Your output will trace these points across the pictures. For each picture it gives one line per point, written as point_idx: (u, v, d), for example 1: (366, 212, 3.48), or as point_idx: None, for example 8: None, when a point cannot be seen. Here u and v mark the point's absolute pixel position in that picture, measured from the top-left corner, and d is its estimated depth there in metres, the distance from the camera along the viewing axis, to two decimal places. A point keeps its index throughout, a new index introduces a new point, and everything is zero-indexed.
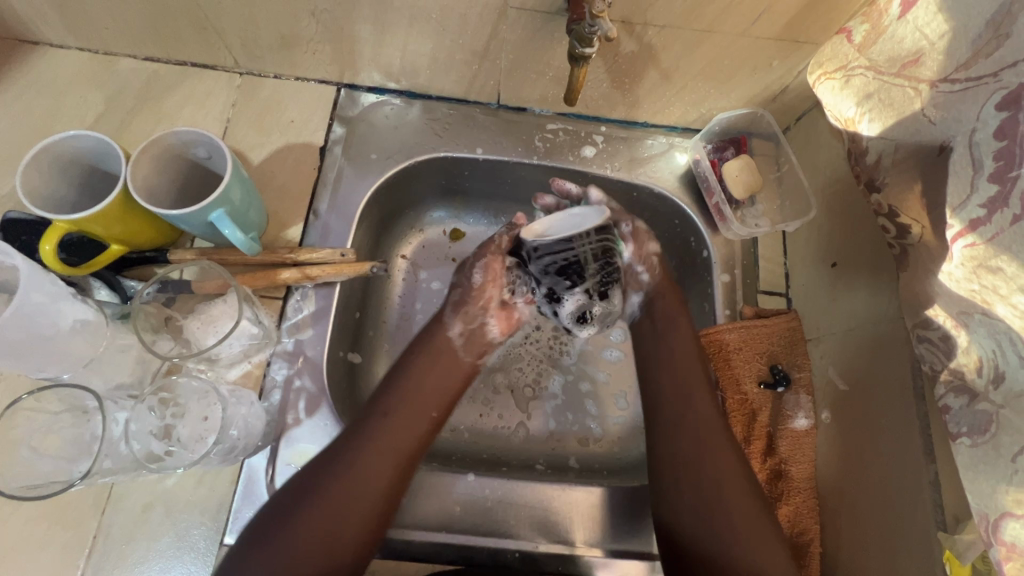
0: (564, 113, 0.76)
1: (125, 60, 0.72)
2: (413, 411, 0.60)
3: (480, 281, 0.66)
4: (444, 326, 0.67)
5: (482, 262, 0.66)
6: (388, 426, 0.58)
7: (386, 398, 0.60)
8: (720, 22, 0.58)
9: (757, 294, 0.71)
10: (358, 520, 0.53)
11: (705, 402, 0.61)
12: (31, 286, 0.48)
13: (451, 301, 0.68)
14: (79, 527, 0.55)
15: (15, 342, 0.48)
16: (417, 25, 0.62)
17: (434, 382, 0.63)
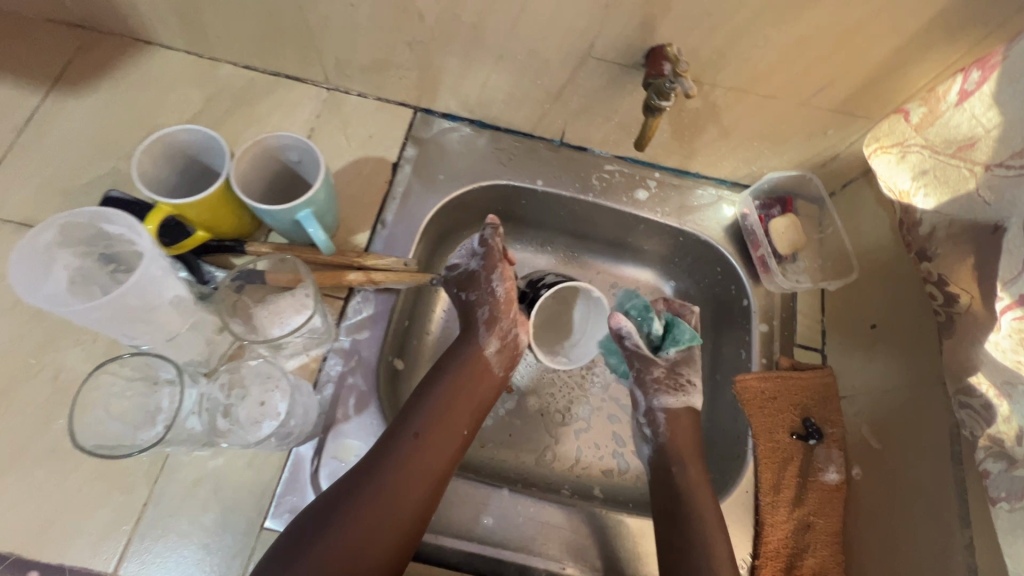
0: (622, 156, 0.81)
1: (226, 65, 0.79)
2: (443, 434, 0.62)
3: (504, 293, 0.70)
4: (478, 344, 0.69)
5: (498, 271, 0.70)
6: (413, 448, 0.59)
7: (414, 418, 0.62)
8: (783, 90, 0.63)
9: (794, 347, 0.73)
10: (389, 542, 0.55)
11: (706, 506, 0.63)
12: (153, 260, 0.48)
13: (482, 320, 0.70)
14: (132, 494, 0.58)
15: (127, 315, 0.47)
16: (502, 63, 0.68)
17: (473, 405, 0.65)
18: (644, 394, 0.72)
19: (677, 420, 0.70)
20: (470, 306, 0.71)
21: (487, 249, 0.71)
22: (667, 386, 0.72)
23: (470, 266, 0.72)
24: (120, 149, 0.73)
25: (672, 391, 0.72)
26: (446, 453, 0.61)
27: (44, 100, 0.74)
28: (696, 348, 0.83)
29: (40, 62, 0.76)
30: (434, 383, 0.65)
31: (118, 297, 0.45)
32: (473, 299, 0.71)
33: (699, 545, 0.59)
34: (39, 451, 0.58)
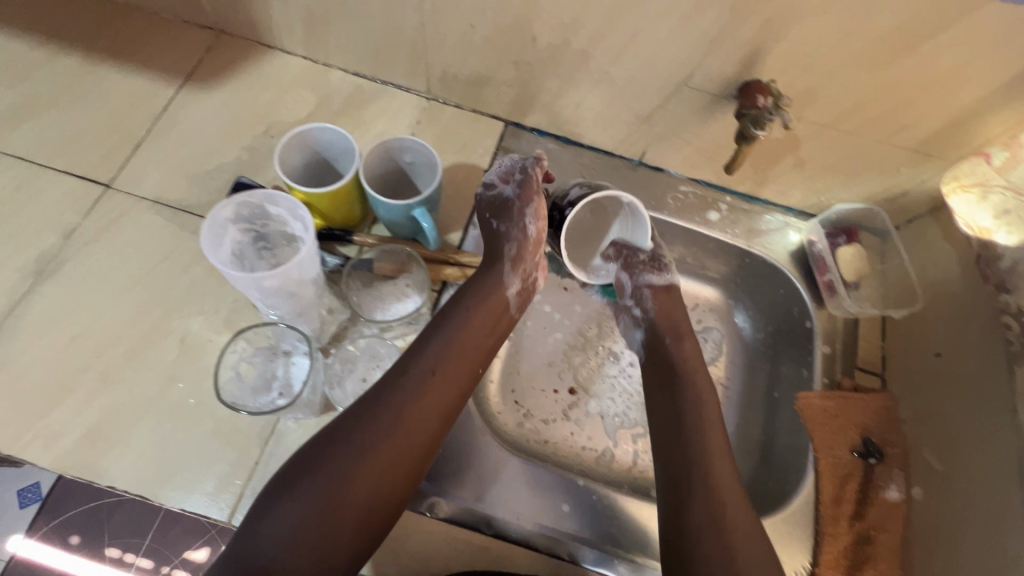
0: (696, 179, 0.86)
1: (337, 71, 0.86)
2: (457, 368, 0.60)
3: (535, 233, 0.71)
4: (502, 283, 0.68)
5: (533, 203, 0.71)
6: (426, 381, 0.58)
7: (427, 355, 0.60)
8: (866, 127, 0.67)
9: (855, 369, 0.77)
10: (400, 471, 0.54)
11: (714, 437, 0.63)
12: (310, 242, 0.52)
13: (509, 258, 0.69)
14: (245, 453, 0.63)
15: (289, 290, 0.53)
16: (600, 86, 0.74)
17: (484, 346, 0.64)
18: (627, 273, 0.77)
19: (666, 296, 0.76)
20: (499, 239, 0.71)
21: (525, 178, 0.72)
22: (650, 266, 0.76)
23: (507, 194, 0.72)
24: (241, 141, 0.80)
25: (654, 272, 0.76)
26: (457, 387, 0.60)
27: (177, 92, 0.82)
28: (754, 365, 0.85)
29: (175, 58, 0.84)
30: (451, 317, 0.64)
31: (280, 272, 0.50)
32: (503, 230, 0.71)
33: (702, 486, 0.59)
34: (165, 406, 0.64)
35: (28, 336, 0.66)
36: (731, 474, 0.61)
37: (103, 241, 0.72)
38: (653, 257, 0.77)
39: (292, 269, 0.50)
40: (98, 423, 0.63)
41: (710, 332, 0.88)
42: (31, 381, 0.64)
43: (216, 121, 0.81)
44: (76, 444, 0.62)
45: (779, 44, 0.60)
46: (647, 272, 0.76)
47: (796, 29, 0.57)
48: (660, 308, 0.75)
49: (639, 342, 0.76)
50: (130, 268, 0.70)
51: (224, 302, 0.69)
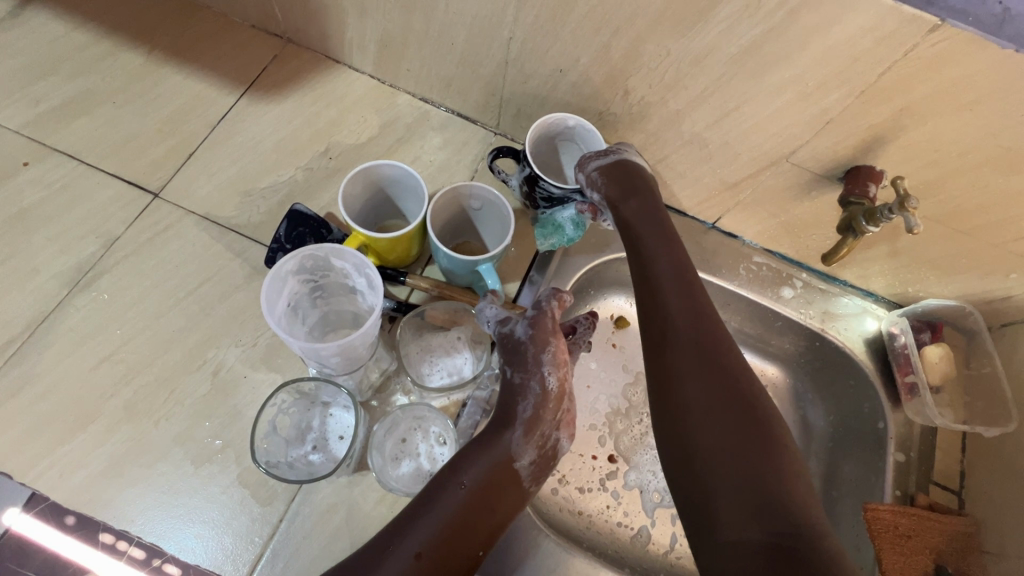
0: (771, 251, 0.80)
1: (404, 95, 0.82)
2: (460, 545, 0.48)
3: (557, 386, 0.54)
4: (510, 454, 0.53)
5: (553, 354, 0.55)
6: (410, 574, 0.45)
7: (416, 530, 0.47)
8: (982, 229, 0.61)
9: (930, 483, 0.70)
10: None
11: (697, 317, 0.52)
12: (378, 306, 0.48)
13: (522, 419, 0.53)
14: (270, 507, 0.58)
15: (349, 356, 0.49)
16: (688, 147, 0.68)
17: (484, 514, 0.50)
18: (578, 172, 0.66)
19: (623, 170, 0.63)
20: (512, 395, 0.55)
21: (539, 314, 0.57)
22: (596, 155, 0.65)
23: (521, 334, 0.56)
24: (297, 159, 0.76)
25: (600, 156, 0.65)
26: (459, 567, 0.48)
27: (238, 101, 0.78)
28: (812, 458, 0.80)
29: (239, 64, 0.80)
30: (449, 490, 0.50)
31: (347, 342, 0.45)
32: (519, 383, 0.55)
33: (700, 366, 0.49)
34: (191, 445, 0.60)
35: (59, 351, 0.62)
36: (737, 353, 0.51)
37: (146, 254, 0.68)
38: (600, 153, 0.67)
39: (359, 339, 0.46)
40: (118, 454, 0.59)
41: None
42: (57, 400, 0.60)
43: (274, 135, 0.77)
44: (95, 476, 0.58)
45: (907, 134, 0.54)
46: (597, 162, 0.64)
47: (931, 123, 0.52)
48: (623, 179, 0.62)
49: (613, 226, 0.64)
50: (170, 287, 0.66)
51: (263, 336, 0.65)
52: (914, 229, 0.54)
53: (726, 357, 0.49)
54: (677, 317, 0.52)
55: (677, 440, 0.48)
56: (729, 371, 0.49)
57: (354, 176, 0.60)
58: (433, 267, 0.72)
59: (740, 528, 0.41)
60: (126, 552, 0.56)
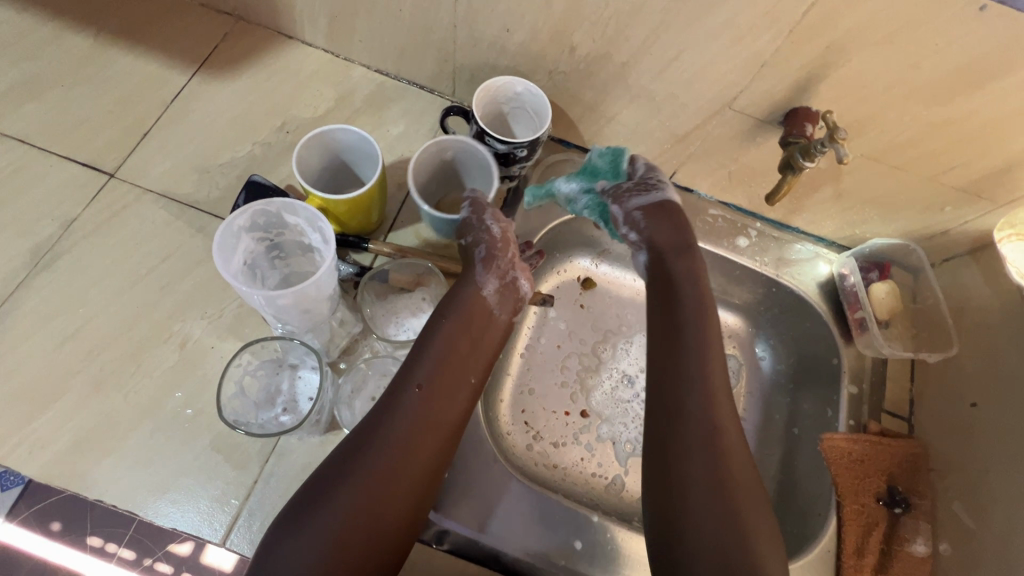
0: (726, 203, 0.83)
1: (360, 68, 0.82)
2: (451, 378, 0.59)
3: (502, 232, 0.66)
4: (477, 285, 0.65)
5: (493, 215, 0.65)
6: (422, 402, 0.56)
7: (418, 369, 0.58)
8: (914, 163, 0.64)
9: (881, 412, 0.73)
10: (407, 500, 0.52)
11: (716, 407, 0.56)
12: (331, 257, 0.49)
13: (480, 258, 0.65)
14: (243, 470, 0.59)
15: (304, 311, 0.51)
16: (637, 102, 0.70)
17: (466, 360, 0.61)
18: (615, 204, 0.70)
19: (660, 217, 0.68)
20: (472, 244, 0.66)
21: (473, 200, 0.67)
22: (637, 188, 0.70)
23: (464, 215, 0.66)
24: (255, 135, 0.76)
25: (641, 192, 0.69)
26: (460, 403, 0.58)
27: (191, 80, 0.78)
28: (773, 399, 0.83)
29: (189, 43, 0.79)
30: (432, 339, 0.60)
31: (300, 290, 0.46)
32: (470, 241, 0.65)
33: (706, 444, 0.54)
34: (161, 415, 0.60)
35: (22, 331, 0.63)
36: (736, 432, 0.56)
37: (105, 233, 0.68)
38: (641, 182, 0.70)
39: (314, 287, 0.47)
40: (89, 427, 0.59)
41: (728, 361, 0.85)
42: (22, 380, 0.61)
43: (230, 112, 0.77)
44: (66, 450, 0.58)
45: (836, 71, 0.56)
46: (636, 198, 0.69)
47: (855, 57, 0.54)
48: (669, 235, 0.67)
49: (647, 265, 0.69)
50: (131, 264, 0.67)
51: (229, 307, 0.66)
52: (844, 159, 0.56)
53: (730, 447, 0.54)
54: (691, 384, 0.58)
55: (665, 494, 0.54)
56: (726, 449, 0.54)
57: (306, 143, 0.60)
58: (397, 233, 0.74)
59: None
60: (115, 555, 0.68)
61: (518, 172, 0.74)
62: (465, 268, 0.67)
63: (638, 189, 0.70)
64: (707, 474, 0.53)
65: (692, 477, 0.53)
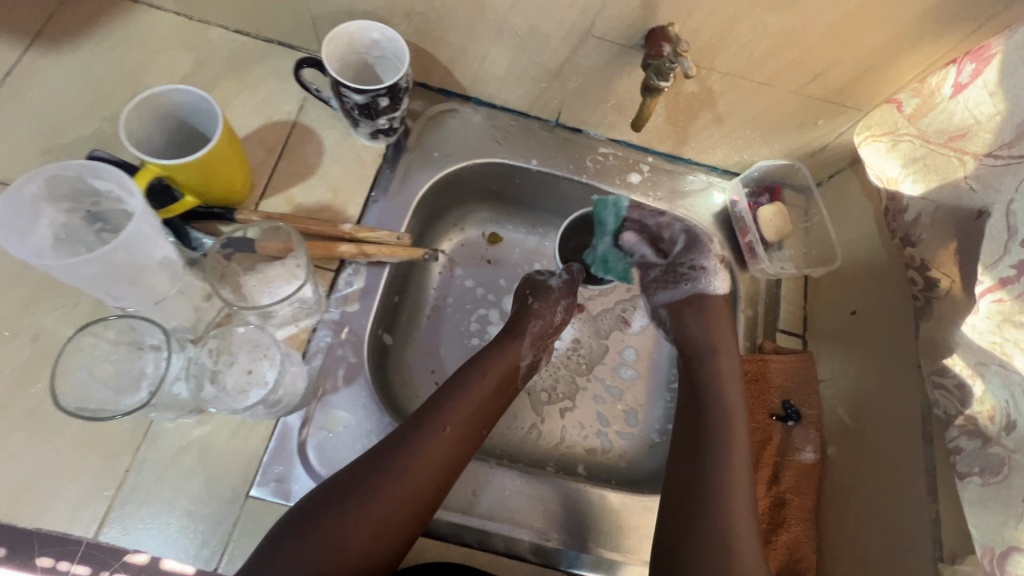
0: (617, 140, 0.81)
1: (217, 29, 0.76)
2: (466, 427, 0.62)
3: (562, 321, 0.75)
4: (518, 354, 0.70)
5: (565, 304, 0.76)
6: (439, 442, 0.59)
7: (442, 411, 0.61)
8: (779, 77, 0.63)
9: (776, 331, 0.74)
10: (391, 530, 0.55)
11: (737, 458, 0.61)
12: (142, 219, 0.46)
13: (533, 333, 0.72)
14: (114, 459, 0.57)
15: (112, 270, 0.46)
16: (502, 39, 0.67)
17: (479, 411, 0.64)
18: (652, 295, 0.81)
19: (688, 308, 0.74)
20: (526, 312, 0.74)
21: (569, 276, 0.77)
22: (674, 277, 0.77)
23: (551, 282, 0.77)
24: (103, 110, 0.71)
25: (681, 282, 0.76)
26: (467, 448, 0.61)
27: (25, 56, 0.71)
28: None
29: (17, 15, 0.72)
30: (463, 383, 0.65)
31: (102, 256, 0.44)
32: (536, 308, 0.74)
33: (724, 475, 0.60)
34: (18, 414, 0.57)
35: None
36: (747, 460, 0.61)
37: None
38: (675, 271, 0.77)
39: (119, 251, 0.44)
40: None
41: (639, 300, 0.88)
42: None
43: (73, 89, 0.71)
44: None
45: None
46: (712, 279, 0.75)
47: None
48: (698, 327, 0.72)
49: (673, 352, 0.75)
50: None
51: (85, 294, 0.61)
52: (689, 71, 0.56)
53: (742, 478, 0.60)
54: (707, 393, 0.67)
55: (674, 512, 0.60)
56: (734, 470, 0.60)
57: (135, 106, 0.56)
58: (268, 202, 0.70)
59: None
60: None
61: (389, 127, 0.71)
62: (510, 328, 0.73)
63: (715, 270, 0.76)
64: (717, 501, 0.59)
65: (716, 501, 0.59)
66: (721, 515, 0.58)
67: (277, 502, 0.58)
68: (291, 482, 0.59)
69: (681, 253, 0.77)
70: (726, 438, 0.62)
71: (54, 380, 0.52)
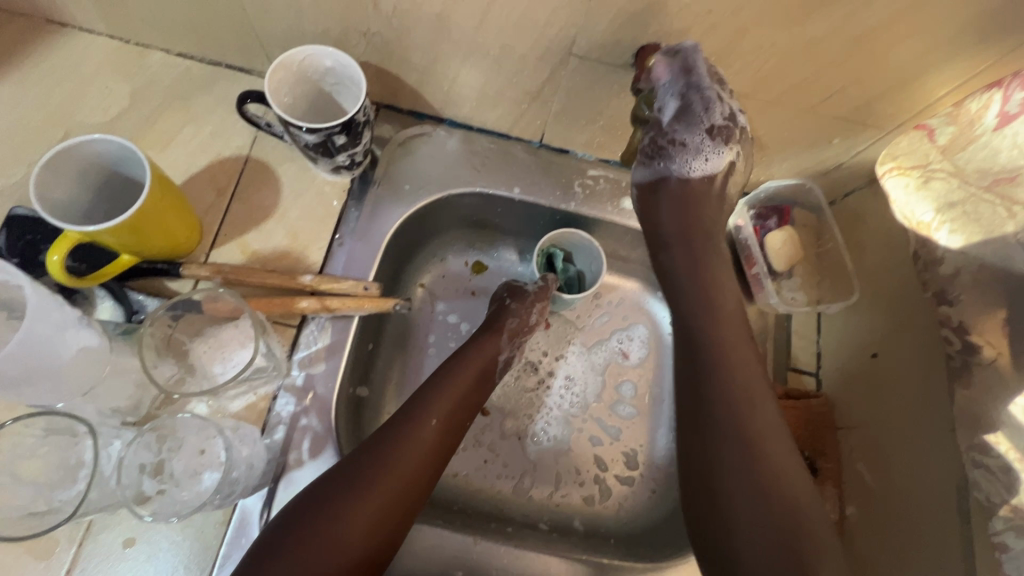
0: (608, 160, 0.73)
1: (157, 53, 0.68)
2: (455, 412, 0.59)
3: (536, 321, 0.70)
4: (497, 346, 0.66)
5: (541, 305, 0.70)
6: (430, 434, 0.56)
7: (428, 403, 0.58)
8: (790, 96, 0.55)
9: (787, 371, 0.67)
10: (383, 532, 0.51)
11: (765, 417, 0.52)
12: (38, 315, 0.42)
13: (511, 329, 0.68)
14: (53, 559, 0.51)
15: (8, 373, 0.40)
16: (472, 60, 0.59)
17: (465, 402, 0.61)
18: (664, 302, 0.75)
19: (671, 197, 0.63)
20: (503, 313, 0.69)
21: (542, 285, 0.71)
22: (685, 148, 0.61)
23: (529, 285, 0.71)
24: (32, 153, 0.63)
25: (710, 149, 0.61)
26: (455, 435, 0.59)
27: None
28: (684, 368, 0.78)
29: None
30: (449, 373, 0.62)
31: None
32: (511, 308, 0.69)
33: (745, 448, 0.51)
34: None
35: None
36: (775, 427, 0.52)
37: None
38: (654, 145, 0.62)
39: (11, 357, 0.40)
40: None
41: (635, 330, 0.80)
42: None
43: None
44: None
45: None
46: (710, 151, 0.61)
47: None
48: (673, 215, 0.62)
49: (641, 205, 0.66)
50: None
51: None
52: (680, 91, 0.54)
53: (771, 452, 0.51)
54: (716, 339, 0.57)
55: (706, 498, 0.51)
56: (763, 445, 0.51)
57: (46, 162, 0.49)
58: (221, 251, 0.63)
59: (756, 566, 0.46)
60: None
61: (350, 162, 0.64)
62: (486, 324, 0.69)
63: (722, 135, 0.59)
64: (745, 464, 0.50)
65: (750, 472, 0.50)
66: (765, 495, 0.48)
67: None
68: None
69: (674, 122, 0.60)
70: (744, 403, 0.53)
71: None
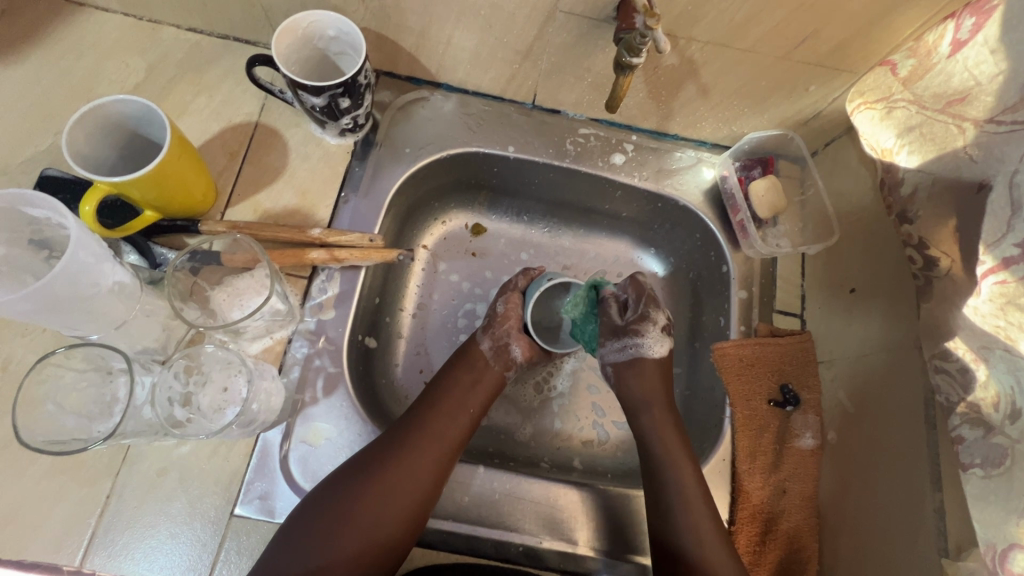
0: (598, 119, 0.77)
1: (169, 28, 0.72)
2: (451, 411, 0.63)
3: (503, 308, 0.71)
4: (473, 339, 0.70)
5: (502, 298, 0.72)
6: (420, 428, 0.61)
7: (427, 399, 0.64)
8: (765, 44, 0.58)
9: (773, 312, 0.71)
10: (391, 517, 0.56)
11: (667, 430, 0.65)
12: (79, 245, 0.47)
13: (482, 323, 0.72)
14: (95, 485, 0.56)
15: (58, 299, 0.46)
16: (465, 21, 0.62)
17: (464, 401, 0.65)
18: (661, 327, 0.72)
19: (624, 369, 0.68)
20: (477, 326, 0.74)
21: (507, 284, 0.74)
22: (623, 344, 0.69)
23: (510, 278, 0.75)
24: (58, 125, 0.68)
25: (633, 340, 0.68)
26: (457, 429, 0.63)
27: None
28: (677, 315, 0.80)
29: None
30: (443, 374, 0.67)
31: (43, 286, 0.44)
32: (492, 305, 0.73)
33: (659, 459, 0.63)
34: None
35: None
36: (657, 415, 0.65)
37: None
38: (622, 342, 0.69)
39: (57, 279, 0.45)
40: None
41: None
42: None
43: (26, 104, 0.68)
44: None
45: None
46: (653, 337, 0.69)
47: None
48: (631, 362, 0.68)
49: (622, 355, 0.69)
50: None
51: None
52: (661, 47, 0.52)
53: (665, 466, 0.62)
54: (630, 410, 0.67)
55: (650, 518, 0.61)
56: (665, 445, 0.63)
57: (75, 120, 0.53)
58: (234, 210, 0.67)
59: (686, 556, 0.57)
60: None
61: (354, 125, 0.68)
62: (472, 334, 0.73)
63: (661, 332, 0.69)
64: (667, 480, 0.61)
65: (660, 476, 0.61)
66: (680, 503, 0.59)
67: (262, 520, 0.57)
68: (275, 498, 0.58)
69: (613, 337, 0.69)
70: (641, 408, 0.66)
71: (17, 414, 0.50)
